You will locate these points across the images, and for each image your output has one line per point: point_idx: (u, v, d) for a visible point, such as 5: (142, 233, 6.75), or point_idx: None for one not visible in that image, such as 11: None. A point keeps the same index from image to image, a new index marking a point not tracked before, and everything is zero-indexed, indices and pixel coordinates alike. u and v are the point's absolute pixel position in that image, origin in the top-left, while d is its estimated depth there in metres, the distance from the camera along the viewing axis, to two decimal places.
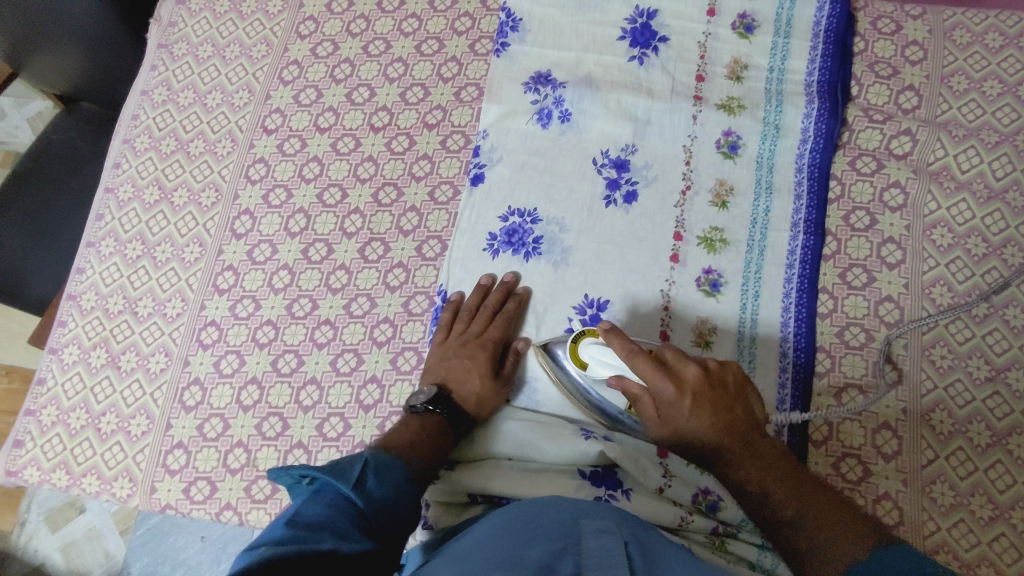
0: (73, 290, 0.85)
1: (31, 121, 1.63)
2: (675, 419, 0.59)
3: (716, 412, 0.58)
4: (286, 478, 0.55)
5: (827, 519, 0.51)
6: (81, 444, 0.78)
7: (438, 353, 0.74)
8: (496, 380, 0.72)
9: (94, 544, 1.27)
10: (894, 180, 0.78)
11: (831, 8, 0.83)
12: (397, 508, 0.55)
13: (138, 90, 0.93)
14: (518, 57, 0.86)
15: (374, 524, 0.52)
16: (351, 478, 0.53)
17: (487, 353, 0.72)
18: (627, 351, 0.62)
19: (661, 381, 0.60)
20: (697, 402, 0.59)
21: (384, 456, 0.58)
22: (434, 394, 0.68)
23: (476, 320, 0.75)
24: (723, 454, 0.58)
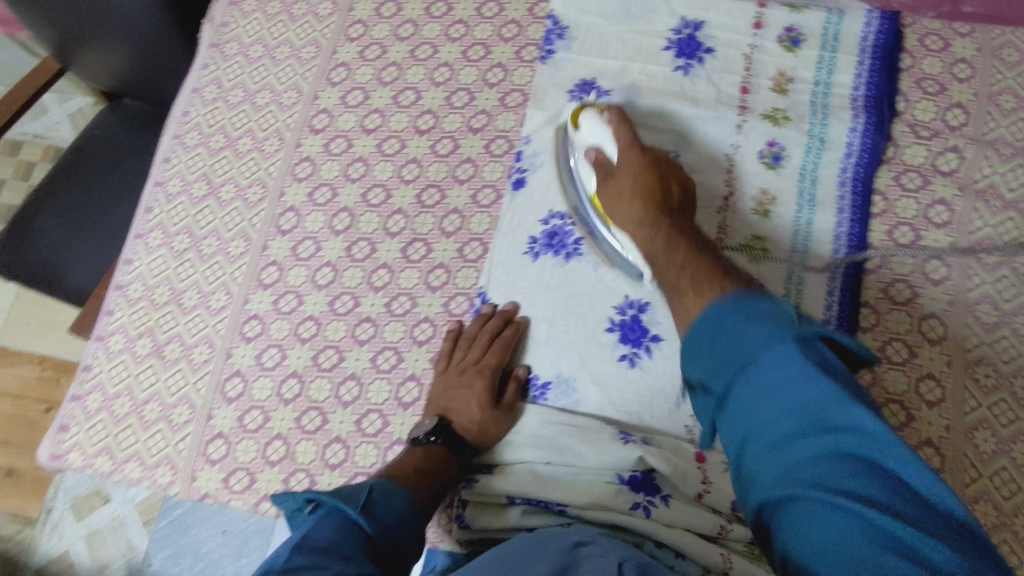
0: (121, 280, 0.87)
1: (72, 117, 1.67)
2: (619, 178, 0.72)
3: (655, 182, 0.71)
4: (290, 502, 0.60)
5: (715, 273, 0.61)
6: (124, 431, 0.79)
7: (440, 382, 0.75)
8: (497, 406, 0.73)
9: (118, 534, 1.28)
10: (940, 197, 0.78)
11: (878, 25, 0.84)
12: (400, 532, 0.60)
13: (189, 88, 0.95)
14: (563, 65, 0.88)
15: (379, 548, 0.58)
16: (358, 504, 0.59)
17: (485, 380, 0.73)
18: (620, 121, 0.74)
19: (630, 146, 0.73)
20: (646, 169, 0.71)
21: (391, 484, 0.63)
22: (435, 426, 0.71)
23: (475, 347, 0.75)
24: (649, 217, 0.69)
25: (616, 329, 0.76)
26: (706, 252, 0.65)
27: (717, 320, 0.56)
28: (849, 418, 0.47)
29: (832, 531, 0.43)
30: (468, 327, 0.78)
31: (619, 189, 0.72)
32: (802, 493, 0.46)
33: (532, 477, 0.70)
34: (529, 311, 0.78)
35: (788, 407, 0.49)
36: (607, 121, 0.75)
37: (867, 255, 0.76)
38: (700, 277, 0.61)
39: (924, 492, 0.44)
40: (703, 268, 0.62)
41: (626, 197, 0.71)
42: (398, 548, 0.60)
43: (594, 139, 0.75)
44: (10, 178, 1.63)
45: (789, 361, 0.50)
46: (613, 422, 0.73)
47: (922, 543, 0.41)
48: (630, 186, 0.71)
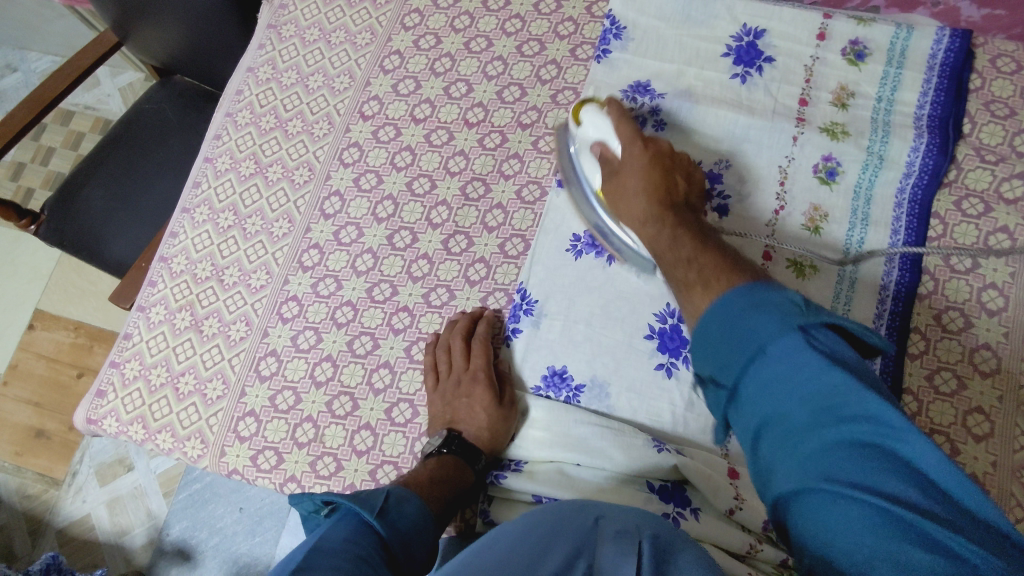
0: (165, 252, 0.88)
1: (122, 91, 1.70)
2: (627, 176, 0.70)
3: (660, 176, 0.69)
4: (306, 504, 0.61)
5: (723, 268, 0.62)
6: (159, 401, 0.80)
7: (436, 400, 0.74)
8: (501, 406, 0.72)
9: (138, 502, 1.31)
10: (1003, 225, 0.75)
11: (949, 42, 0.81)
12: (412, 541, 0.59)
13: (245, 67, 0.97)
14: (618, 65, 0.86)
15: (393, 554, 0.57)
16: (373, 508, 0.58)
17: (481, 386, 0.72)
18: (620, 113, 0.73)
19: (636, 142, 0.70)
20: (654, 162, 0.70)
21: (405, 491, 0.63)
22: (446, 438, 0.71)
23: (464, 360, 0.74)
24: (657, 217, 0.68)
25: (655, 337, 0.74)
26: (713, 251, 0.64)
27: (730, 318, 0.56)
28: (853, 403, 0.47)
29: (854, 523, 0.43)
30: (445, 346, 0.76)
31: (631, 185, 0.70)
32: (813, 481, 0.46)
33: (562, 479, 0.69)
34: (567, 310, 0.76)
35: (786, 392, 0.51)
36: (609, 115, 0.73)
37: (925, 249, 0.74)
38: (708, 270, 0.62)
39: (946, 487, 0.44)
40: (713, 266, 0.62)
41: (639, 192, 0.69)
42: (410, 557, 0.58)
43: (598, 134, 0.73)
44: (61, 146, 1.67)
45: (784, 352, 0.51)
46: (646, 428, 0.72)
47: (946, 537, 0.41)
48: (643, 182, 0.69)
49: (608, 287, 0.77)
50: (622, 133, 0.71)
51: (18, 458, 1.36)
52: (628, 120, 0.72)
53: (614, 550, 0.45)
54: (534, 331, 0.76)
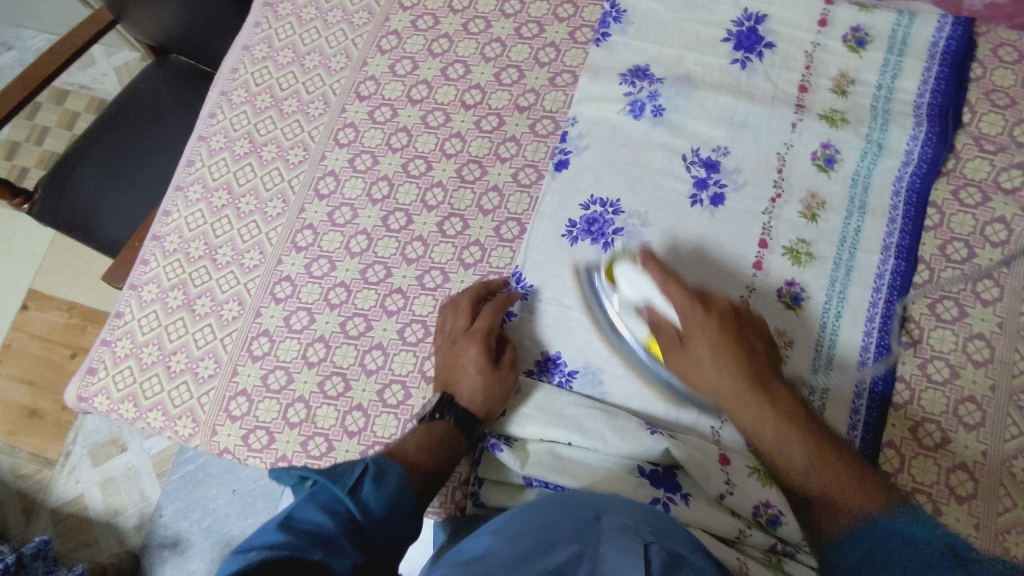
0: (158, 230, 0.87)
1: (119, 71, 1.69)
2: (693, 348, 0.67)
3: (736, 342, 0.65)
4: (286, 478, 0.58)
5: (840, 470, 0.58)
6: (150, 379, 0.80)
7: (439, 360, 0.73)
8: (497, 371, 0.71)
9: (132, 483, 1.31)
10: (1000, 215, 0.74)
11: (951, 30, 0.81)
12: (391, 519, 0.57)
13: (241, 45, 0.96)
14: (618, 49, 0.86)
15: (366, 536, 0.54)
16: (346, 485, 0.56)
17: (480, 348, 0.70)
18: (662, 275, 0.68)
19: (694, 310, 0.67)
20: (720, 328, 0.66)
21: (386, 462, 0.60)
22: (439, 405, 0.69)
23: (461, 327, 0.73)
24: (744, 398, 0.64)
25: None
26: (818, 437, 0.61)
27: (855, 538, 0.54)
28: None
29: None
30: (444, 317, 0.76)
31: (701, 360, 0.66)
32: None
33: (556, 460, 0.69)
34: (561, 295, 0.76)
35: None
36: (650, 278, 0.69)
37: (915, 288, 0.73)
38: (838, 477, 0.58)
39: None
40: (829, 472, 0.59)
41: (713, 373, 0.65)
42: (387, 538, 0.56)
43: (641, 292, 0.70)
44: (56, 126, 1.65)
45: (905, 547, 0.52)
46: (638, 414, 0.72)
47: None
48: (712, 363, 0.65)
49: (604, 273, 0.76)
50: (674, 299, 0.67)
51: (11, 437, 1.36)
52: (674, 280, 0.68)
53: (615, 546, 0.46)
54: (533, 306, 0.77)
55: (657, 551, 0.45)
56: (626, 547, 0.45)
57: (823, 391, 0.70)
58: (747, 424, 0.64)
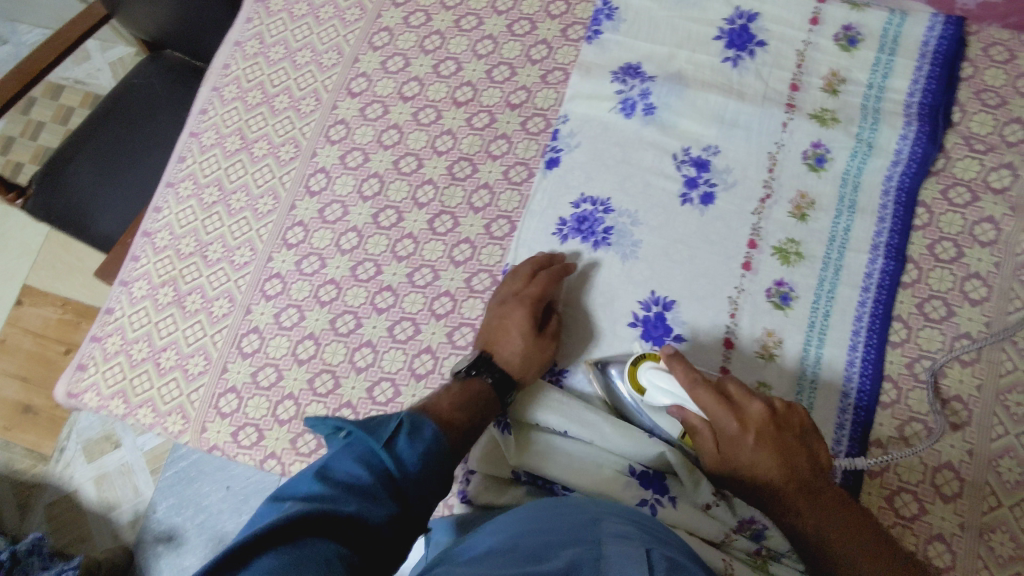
0: (149, 227, 0.87)
1: (113, 65, 1.68)
2: (734, 458, 0.61)
3: (776, 455, 0.59)
4: (322, 427, 0.59)
5: None
6: (140, 375, 0.80)
7: (485, 318, 0.73)
8: (538, 340, 0.70)
9: (125, 479, 1.31)
10: (988, 215, 0.74)
11: (942, 30, 0.81)
12: (425, 475, 0.55)
13: (232, 41, 0.95)
14: (609, 47, 0.86)
15: (401, 488, 0.53)
16: (381, 438, 0.55)
17: (525, 311, 0.70)
18: (690, 381, 0.62)
19: (726, 418, 0.60)
20: (759, 438, 0.60)
21: (420, 416, 0.59)
22: (475, 362, 0.68)
23: (511, 288, 0.73)
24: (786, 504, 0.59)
25: (639, 324, 0.74)
26: (870, 547, 0.56)
27: None
28: None
29: None
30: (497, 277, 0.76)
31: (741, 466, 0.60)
32: None
33: (550, 451, 0.69)
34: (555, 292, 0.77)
35: None
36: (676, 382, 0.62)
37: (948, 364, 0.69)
38: None
39: None
40: None
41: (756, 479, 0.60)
42: (422, 492, 0.55)
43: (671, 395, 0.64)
44: (50, 121, 1.65)
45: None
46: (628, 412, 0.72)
47: None
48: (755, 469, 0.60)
49: (598, 271, 0.77)
50: (707, 405, 0.61)
51: (5, 433, 1.36)
52: (703, 382, 0.62)
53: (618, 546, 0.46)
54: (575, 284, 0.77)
55: (658, 554, 0.46)
56: (626, 553, 0.45)
57: (811, 391, 0.71)
58: (791, 531, 0.59)
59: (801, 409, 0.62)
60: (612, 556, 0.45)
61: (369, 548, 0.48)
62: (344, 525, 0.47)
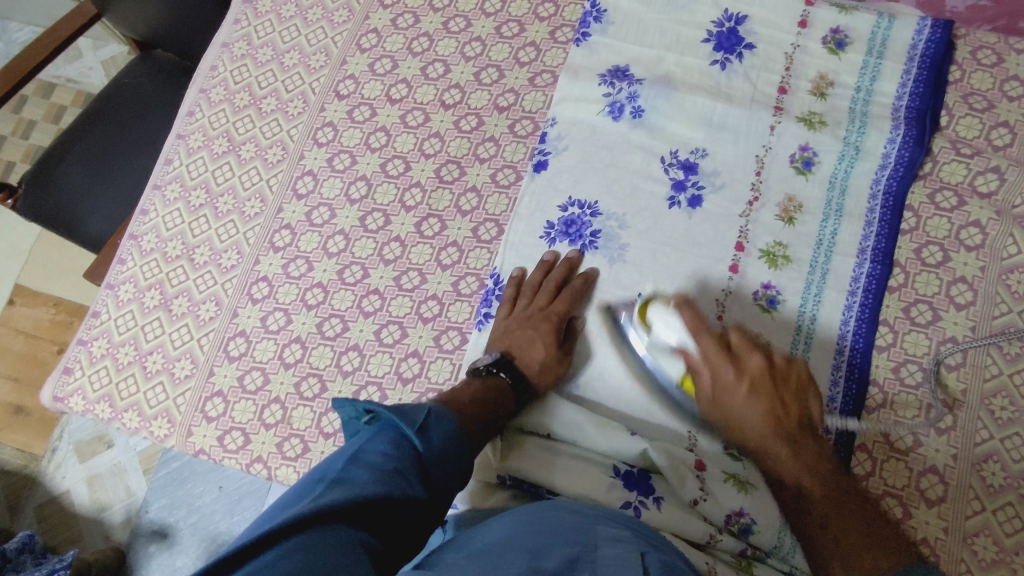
0: (136, 230, 0.87)
1: (105, 64, 1.67)
2: (727, 398, 0.64)
3: (764, 404, 0.62)
4: (348, 409, 0.57)
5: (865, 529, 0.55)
6: (126, 379, 0.80)
7: (503, 325, 0.73)
8: (559, 352, 0.71)
9: (117, 480, 1.30)
10: (974, 219, 0.74)
11: (930, 33, 0.81)
12: (448, 460, 0.55)
13: (220, 43, 0.95)
14: (597, 49, 0.86)
15: (428, 472, 0.53)
16: (413, 423, 0.54)
17: (551, 324, 0.71)
18: (694, 326, 0.64)
19: (722, 365, 0.63)
20: (751, 388, 0.62)
21: (443, 408, 0.58)
22: (497, 360, 0.69)
23: (539, 294, 0.74)
24: (769, 447, 0.62)
25: (626, 328, 0.74)
26: (841, 496, 0.58)
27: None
28: None
29: None
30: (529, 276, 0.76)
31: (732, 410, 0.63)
32: None
33: (536, 452, 0.68)
34: None
35: None
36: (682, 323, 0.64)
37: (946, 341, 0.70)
38: (851, 538, 0.55)
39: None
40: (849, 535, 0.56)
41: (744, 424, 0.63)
42: (446, 476, 0.54)
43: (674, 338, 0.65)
44: (41, 120, 1.64)
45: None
46: (614, 414, 0.72)
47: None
48: (744, 414, 0.63)
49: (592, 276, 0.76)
50: (708, 352, 0.63)
51: None
52: (706, 330, 0.64)
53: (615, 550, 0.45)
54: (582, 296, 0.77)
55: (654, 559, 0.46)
56: (622, 556, 0.45)
57: None
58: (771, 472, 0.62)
59: (801, 363, 0.64)
60: (608, 556, 0.45)
61: (392, 530, 0.48)
62: (374, 510, 0.47)
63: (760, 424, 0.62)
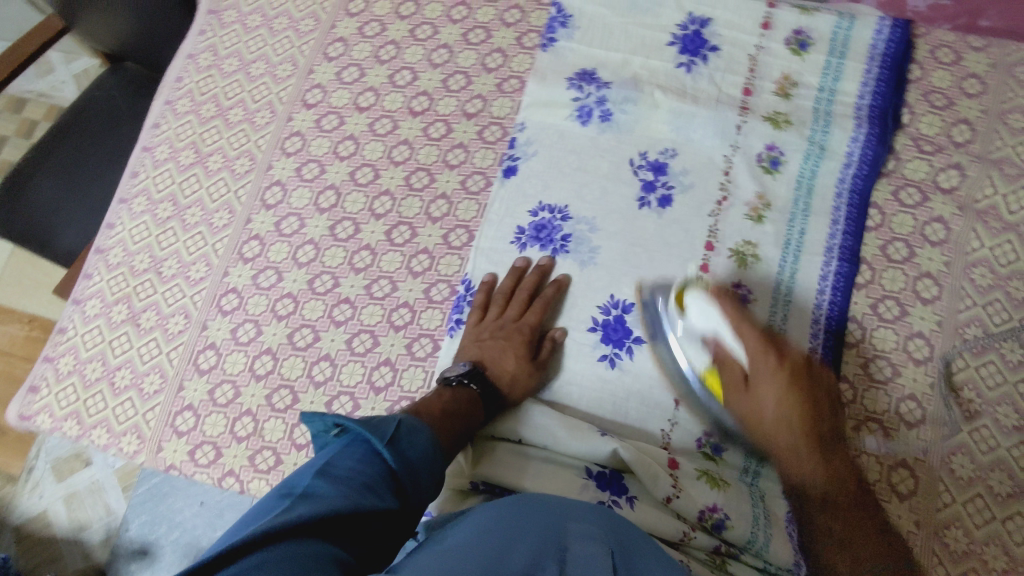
0: (103, 244, 0.86)
1: (77, 77, 1.65)
2: (757, 394, 0.61)
3: (802, 400, 0.60)
4: (317, 423, 0.55)
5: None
6: (94, 396, 0.79)
7: (473, 333, 0.73)
8: (531, 363, 0.71)
9: (96, 497, 1.27)
10: (938, 215, 0.75)
11: (890, 33, 0.82)
12: (420, 471, 0.54)
13: (185, 54, 0.94)
14: (564, 54, 0.86)
15: (400, 484, 0.52)
16: (384, 436, 0.53)
17: (524, 336, 0.71)
18: (737, 316, 0.62)
19: (764, 359, 0.61)
20: (792, 382, 0.60)
21: (414, 419, 0.57)
22: (469, 370, 0.68)
23: (512, 303, 0.74)
24: (800, 451, 0.60)
25: (599, 328, 0.74)
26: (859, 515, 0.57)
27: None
28: None
29: None
30: (501, 283, 0.76)
31: (759, 402, 0.61)
32: None
33: (508, 457, 0.68)
34: None
35: None
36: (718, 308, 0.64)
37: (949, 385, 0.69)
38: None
39: None
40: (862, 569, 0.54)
41: (771, 424, 0.61)
42: (418, 486, 0.54)
43: (710, 324, 0.64)
44: (13, 134, 1.62)
45: None
46: (588, 418, 0.72)
47: None
48: (773, 414, 0.60)
49: (565, 284, 0.76)
50: (749, 345, 0.61)
51: None
52: (749, 324, 0.62)
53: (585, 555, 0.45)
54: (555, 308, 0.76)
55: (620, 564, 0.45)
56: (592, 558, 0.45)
57: None
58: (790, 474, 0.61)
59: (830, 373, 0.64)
60: (578, 555, 0.45)
61: (364, 543, 0.47)
62: (344, 526, 0.46)
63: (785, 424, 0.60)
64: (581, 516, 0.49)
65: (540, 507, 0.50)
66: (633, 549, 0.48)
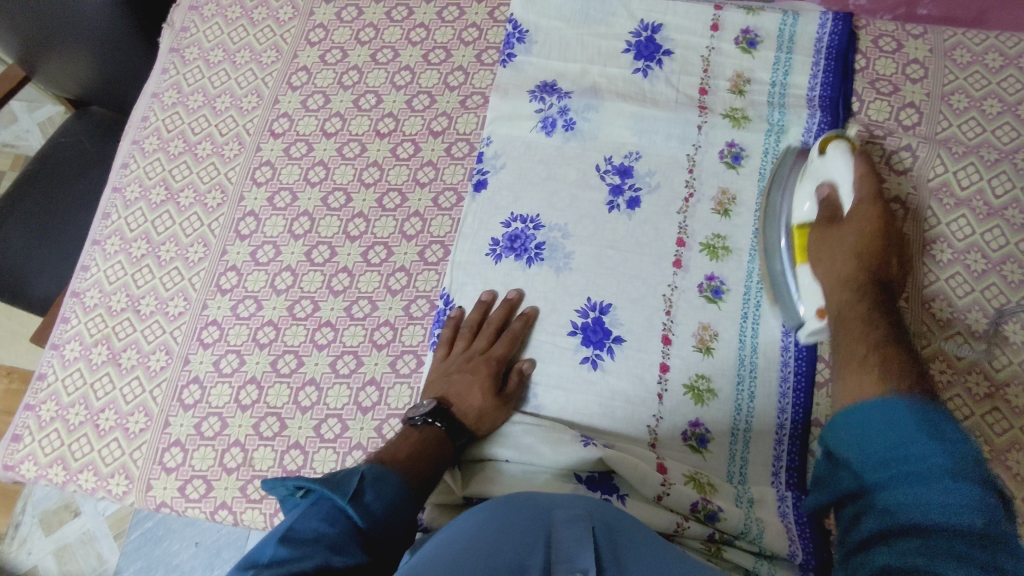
0: (77, 286, 0.86)
1: (42, 125, 1.64)
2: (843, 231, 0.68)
3: (874, 247, 0.67)
4: (279, 489, 0.55)
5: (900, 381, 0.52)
6: (79, 440, 0.78)
7: (441, 367, 0.72)
8: (499, 396, 0.71)
9: (88, 547, 1.24)
10: (894, 196, 0.78)
11: (833, 26, 0.85)
12: (388, 518, 0.55)
13: (150, 92, 0.95)
14: (524, 68, 0.88)
15: (369, 540, 0.53)
16: (348, 492, 0.53)
17: (489, 368, 0.71)
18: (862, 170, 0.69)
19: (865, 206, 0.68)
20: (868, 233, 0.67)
21: (380, 468, 0.58)
22: (434, 409, 0.67)
23: (479, 336, 0.74)
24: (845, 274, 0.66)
25: (578, 332, 0.76)
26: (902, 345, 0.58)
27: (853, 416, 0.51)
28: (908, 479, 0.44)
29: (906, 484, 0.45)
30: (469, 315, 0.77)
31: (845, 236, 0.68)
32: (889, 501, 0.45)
33: (496, 472, 0.69)
34: None
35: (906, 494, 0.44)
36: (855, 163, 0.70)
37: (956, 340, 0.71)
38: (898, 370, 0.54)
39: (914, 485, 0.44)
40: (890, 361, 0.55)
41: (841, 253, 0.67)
42: (388, 533, 0.55)
43: (837, 173, 0.70)
44: None
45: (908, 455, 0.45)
46: (575, 421, 0.73)
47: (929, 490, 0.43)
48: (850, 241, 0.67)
49: (533, 314, 0.76)
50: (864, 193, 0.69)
51: None
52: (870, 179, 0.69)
53: (571, 537, 0.46)
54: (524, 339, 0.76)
55: (603, 538, 0.47)
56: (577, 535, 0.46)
57: (750, 378, 0.72)
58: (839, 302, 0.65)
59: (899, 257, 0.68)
60: (563, 536, 0.46)
61: None
62: None
63: (846, 258, 0.67)
64: (567, 502, 0.51)
65: (526, 500, 0.50)
66: (616, 525, 0.50)
